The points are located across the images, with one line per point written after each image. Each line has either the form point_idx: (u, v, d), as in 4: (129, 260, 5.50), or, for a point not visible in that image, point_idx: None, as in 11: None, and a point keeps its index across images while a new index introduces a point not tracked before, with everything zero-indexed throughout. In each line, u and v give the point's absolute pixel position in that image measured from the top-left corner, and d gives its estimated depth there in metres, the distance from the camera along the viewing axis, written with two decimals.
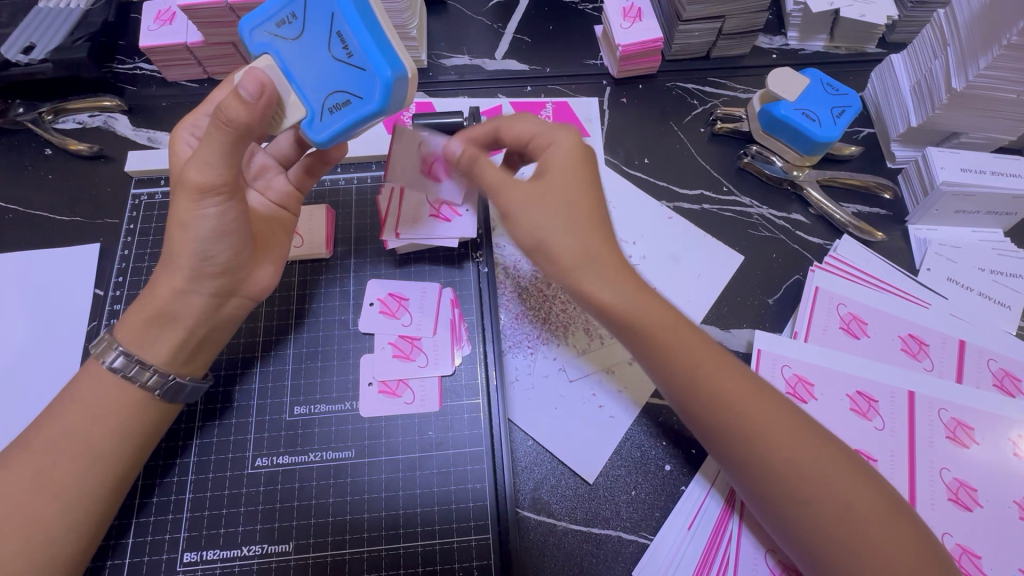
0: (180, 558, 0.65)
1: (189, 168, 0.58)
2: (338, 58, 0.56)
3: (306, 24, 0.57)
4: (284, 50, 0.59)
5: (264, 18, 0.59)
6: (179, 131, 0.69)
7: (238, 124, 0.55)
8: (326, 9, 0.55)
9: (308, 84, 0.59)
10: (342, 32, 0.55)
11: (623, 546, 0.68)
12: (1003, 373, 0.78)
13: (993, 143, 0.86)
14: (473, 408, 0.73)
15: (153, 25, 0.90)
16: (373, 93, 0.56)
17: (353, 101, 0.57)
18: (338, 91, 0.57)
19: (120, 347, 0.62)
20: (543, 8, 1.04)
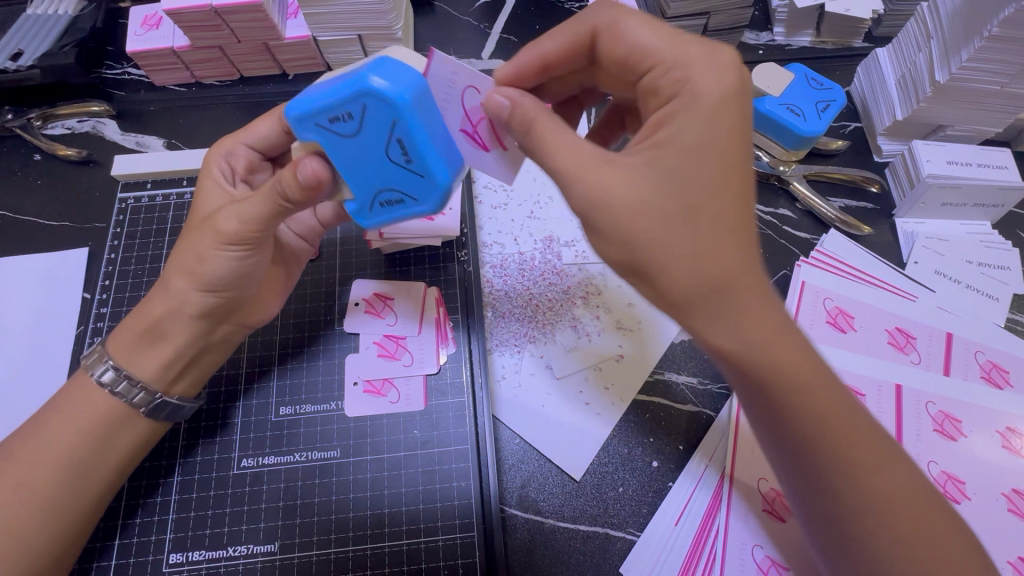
0: (166, 559, 0.65)
1: (227, 218, 0.58)
2: (396, 162, 0.54)
3: (363, 127, 0.52)
4: (334, 145, 0.54)
5: (309, 109, 0.51)
6: (212, 156, 0.68)
7: (294, 201, 0.55)
8: (386, 117, 0.50)
9: (361, 181, 0.57)
10: (403, 139, 0.52)
11: (610, 542, 0.68)
12: (991, 365, 0.78)
13: (979, 135, 0.86)
14: (458, 406, 0.73)
15: (140, 29, 0.90)
16: (428, 197, 0.57)
17: (407, 201, 0.58)
18: (391, 190, 0.57)
19: (110, 360, 0.63)
20: (530, 8, 1.04)
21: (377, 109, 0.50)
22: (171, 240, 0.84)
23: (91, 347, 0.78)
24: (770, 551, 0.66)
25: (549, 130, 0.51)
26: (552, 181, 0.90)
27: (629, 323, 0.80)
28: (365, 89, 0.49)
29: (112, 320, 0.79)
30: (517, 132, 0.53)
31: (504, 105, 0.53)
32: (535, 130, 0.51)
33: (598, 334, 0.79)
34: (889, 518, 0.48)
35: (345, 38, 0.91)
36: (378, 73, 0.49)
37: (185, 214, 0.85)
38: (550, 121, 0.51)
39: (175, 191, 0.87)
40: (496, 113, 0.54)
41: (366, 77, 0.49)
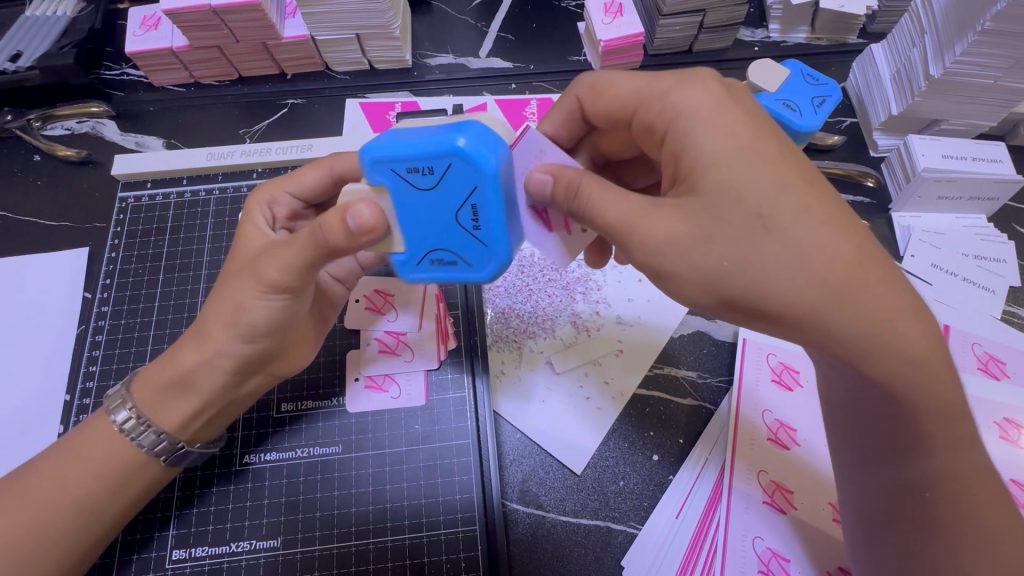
0: (170, 555, 0.66)
1: (267, 266, 0.55)
2: (463, 225, 0.51)
3: (440, 184, 0.49)
4: (404, 195, 0.50)
5: (393, 157, 0.48)
6: (254, 201, 0.65)
7: (336, 246, 0.50)
8: (468, 177, 0.47)
9: (421, 234, 0.52)
10: (477, 205, 0.49)
11: (612, 536, 0.68)
12: (987, 356, 0.78)
13: (973, 129, 0.87)
14: (459, 401, 0.74)
15: (139, 30, 0.91)
16: (485, 267, 0.52)
17: (460, 265, 0.53)
18: (449, 250, 0.52)
19: (131, 406, 0.62)
20: (526, 6, 1.05)
21: (462, 170, 0.47)
22: (172, 239, 0.84)
23: (92, 347, 0.78)
24: (771, 543, 0.67)
25: (597, 187, 0.50)
26: None
27: (627, 318, 0.80)
28: (454, 150, 0.46)
29: (113, 319, 0.80)
30: (563, 203, 0.51)
31: (545, 181, 0.52)
32: (584, 192, 0.50)
33: (598, 328, 0.79)
34: (966, 500, 0.50)
35: (343, 37, 0.91)
36: (473, 137, 0.47)
37: (186, 213, 0.86)
38: (597, 182, 0.50)
39: (175, 190, 0.87)
40: (542, 192, 0.52)
41: (456, 138, 0.46)
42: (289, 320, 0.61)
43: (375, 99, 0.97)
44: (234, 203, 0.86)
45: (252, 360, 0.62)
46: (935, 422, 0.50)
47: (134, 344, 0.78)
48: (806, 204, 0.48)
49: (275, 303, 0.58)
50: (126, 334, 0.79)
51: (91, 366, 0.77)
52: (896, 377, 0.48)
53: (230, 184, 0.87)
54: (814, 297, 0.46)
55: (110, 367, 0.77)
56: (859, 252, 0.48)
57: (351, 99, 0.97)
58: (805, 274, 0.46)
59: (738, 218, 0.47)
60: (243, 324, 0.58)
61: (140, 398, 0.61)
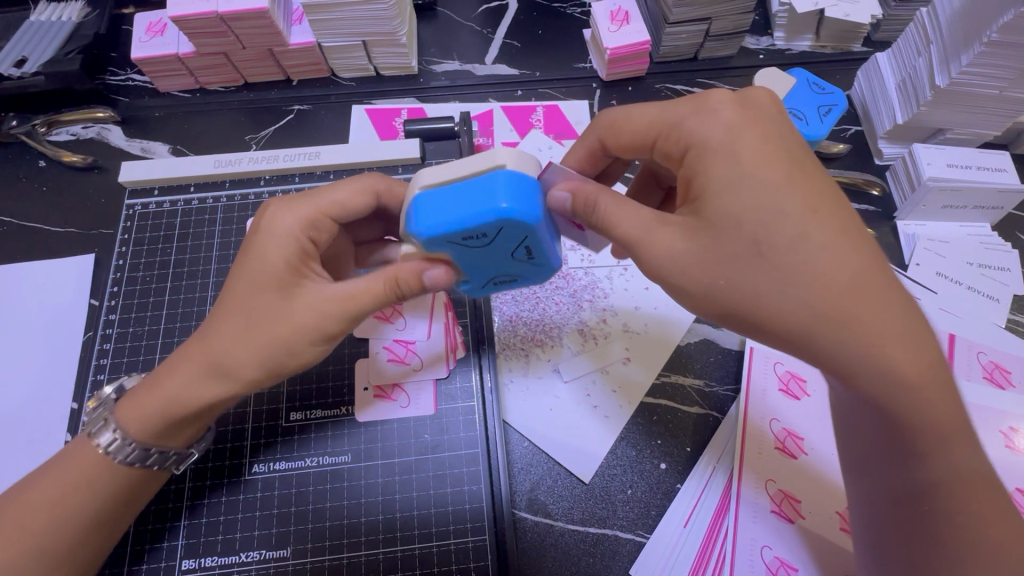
0: (179, 565, 0.66)
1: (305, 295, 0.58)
2: (517, 259, 0.56)
3: (494, 240, 0.52)
4: (459, 252, 0.54)
5: (448, 230, 0.50)
6: (281, 223, 0.60)
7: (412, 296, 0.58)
8: (519, 233, 0.51)
9: (477, 269, 0.58)
10: (530, 246, 0.54)
11: (620, 544, 0.68)
12: (993, 365, 0.79)
13: (977, 138, 0.87)
14: (468, 410, 0.74)
15: (144, 36, 0.91)
16: (538, 277, 0.61)
17: (516, 279, 0.61)
18: (505, 273, 0.59)
19: (116, 427, 0.61)
20: (531, 13, 1.05)
21: (513, 230, 0.51)
22: (179, 247, 0.84)
23: (99, 355, 0.78)
24: (779, 552, 0.67)
25: (613, 203, 0.52)
26: None
27: (635, 325, 0.80)
28: (507, 219, 0.49)
29: (121, 327, 0.79)
30: (584, 217, 0.53)
31: (564, 199, 0.53)
32: (601, 206, 0.52)
33: (606, 336, 0.79)
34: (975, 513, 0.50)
35: (349, 44, 0.91)
36: (519, 202, 0.49)
37: (193, 220, 0.85)
38: (611, 197, 0.52)
39: (182, 197, 0.87)
40: (561, 209, 0.54)
41: (503, 205, 0.48)
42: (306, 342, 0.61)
43: (381, 105, 0.97)
44: (241, 210, 0.86)
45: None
46: (942, 436, 0.50)
47: (142, 352, 0.78)
48: (801, 220, 0.48)
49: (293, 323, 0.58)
50: (134, 342, 0.78)
51: (98, 375, 0.76)
52: (908, 391, 0.48)
53: (237, 191, 0.87)
54: (817, 315, 0.47)
55: (118, 375, 0.76)
56: (871, 264, 0.48)
57: (357, 105, 0.97)
58: (794, 292, 0.47)
59: (741, 244, 0.48)
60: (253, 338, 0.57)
61: (124, 411, 0.60)
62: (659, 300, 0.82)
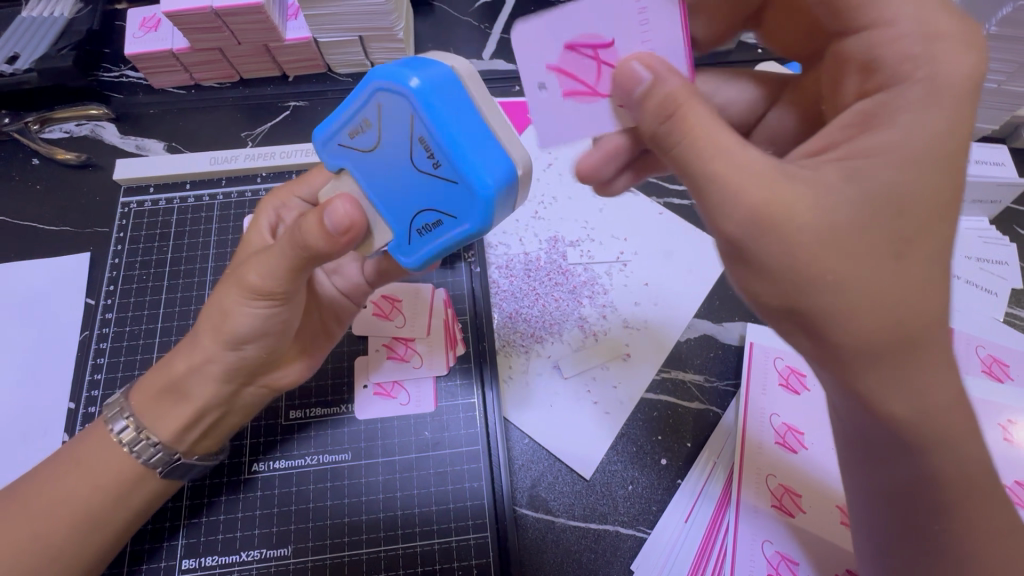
0: (179, 565, 0.65)
1: (252, 268, 0.57)
2: (426, 169, 0.49)
3: (389, 138, 0.50)
4: (366, 168, 0.53)
5: (342, 130, 0.53)
6: (264, 208, 0.68)
7: (315, 248, 0.52)
8: (405, 115, 0.48)
9: (399, 202, 0.52)
10: (427, 139, 0.47)
11: (621, 540, 0.68)
12: (991, 359, 0.79)
13: (975, 133, 0.87)
14: (468, 407, 0.74)
15: (138, 32, 0.90)
16: (469, 209, 0.47)
17: (448, 221, 0.50)
18: (430, 209, 0.50)
19: (130, 415, 0.62)
20: (529, 7, 1.04)
21: (396, 107, 0.48)
22: (176, 244, 0.83)
23: (96, 354, 0.77)
24: (780, 546, 0.67)
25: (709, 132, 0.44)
26: (558, 180, 0.90)
27: (634, 322, 0.80)
28: (381, 90, 0.48)
29: (117, 326, 0.79)
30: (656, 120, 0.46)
31: (642, 76, 0.46)
32: (685, 120, 0.44)
33: (605, 331, 0.79)
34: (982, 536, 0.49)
35: (346, 40, 0.90)
36: (398, 68, 0.47)
37: (189, 218, 0.85)
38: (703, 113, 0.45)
39: (178, 194, 0.86)
40: (630, 80, 0.46)
41: (376, 77, 0.48)
42: (276, 329, 0.61)
43: None
44: (237, 207, 0.85)
45: (245, 367, 0.62)
46: None
47: (139, 351, 0.77)
48: None
49: (260, 312, 0.59)
50: (130, 342, 0.78)
51: (95, 374, 0.76)
52: None
53: (233, 188, 0.87)
54: None
55: (115, 375, 0.76)
56: None
57: None
58: None
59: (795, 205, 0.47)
60: (226, 331, 0.59)
61: (137, 402, 0.62)
62: (661, 298, 0.82)
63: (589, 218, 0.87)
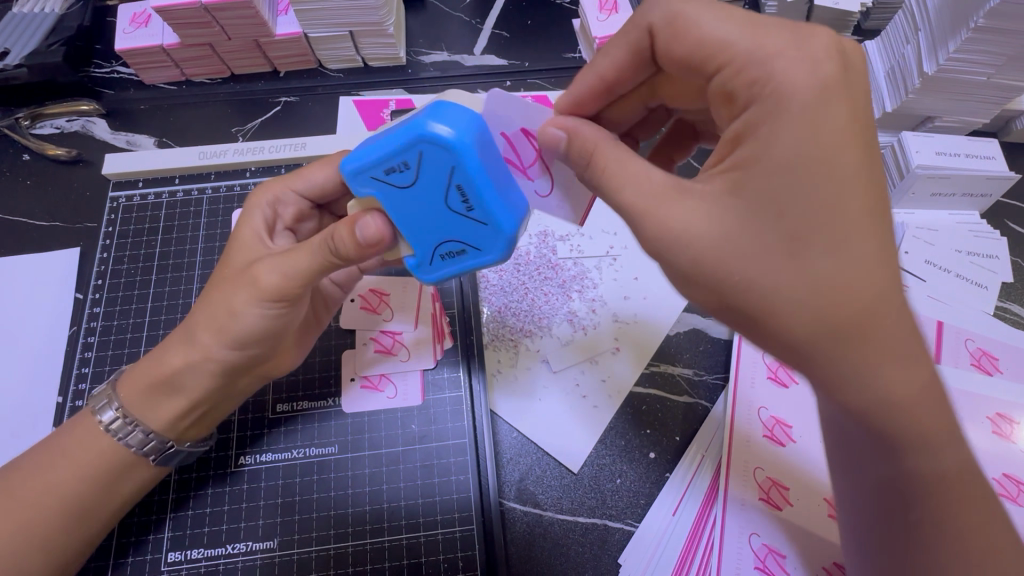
0: (165, 558, 0.65)
1: (266, 268, 0.57)
2: (455, 210, 0.50)
3: (420, 176, 0.49)
4: (392, 199, 0.51)
5: (368, 163, 0.49)
6: (257, 201, 0.66)
7: (347, 256, 0.53)
8: (442, 163, 0.47)
9: (418, 233, 0.53)
10: (462, 184, 0.48)
11: (609, 533, 0.68)
12: (980, 352, 0.79)
13: (965, 127, 0.87)
14: (456, 401, 0.74)
15: (129, 27, 0.90)
16: (493, 247, 0.52)
17: (471, 252, 0.53)
18: (453, 241, 0.52)
19: (119, 406, 0.62)
20: (520, 3, 1.04)
21: (433, 156, 0.47)
22: (165, 239, 0.84)
23: (84, 348, 0.77)
24: (767, 539, 0.67)
25: (612, 160, 0.48)
26: None
27: (624, 315, 0.80)
28: (421, 137, 0.46)
29: (105, 320, 0.79)
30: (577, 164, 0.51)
31: (559, 136, 0.51)
32: (597, 158, 0.49)
33: (595, 327, 0.79)
34: (957, 513, 0.48)
35: (336, 35, 0.90)
36: (435, 121, 0.46)
37: (178, 213, 0.85)
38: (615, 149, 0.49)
39: (167, 189, 0.86)
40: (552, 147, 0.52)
41: (421, 125, 0.46)
42: (280, 327, 0.61)
43: (369, 96, 0.96)
44: (226, 202, 0.85)
45: (239, 367, 0.62)
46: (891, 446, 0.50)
47: (127, 345, 0.77)
48: None
49: (269, 313, 0.58)
50: (119, 336, 0.78)
51: (82, 368, 0.76)
52: None
53: (223, 183, 0.87)
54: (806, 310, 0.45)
55: (103, 369, 0.76)
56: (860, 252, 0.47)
57: (345, 97, 0.96)
58: None
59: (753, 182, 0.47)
60: (230, 331, 0.58)
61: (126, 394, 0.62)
62: (651, 292, 0.82)
63: (579, 212, 0.86)
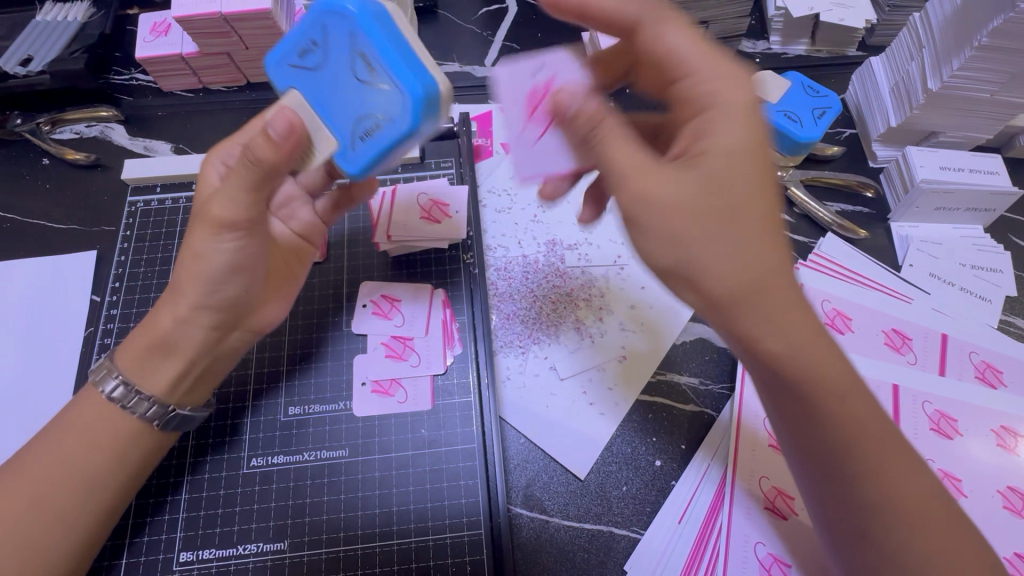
0: (177, 557, 0.66)
1: (214, 202, 0.58)
2: (361, 80, 0.52)
3: (327, 52, 0.54)
4: (312, 83, 0.56)
5: (290, 52, 0.56)
6: (210, 160, 0.68)
7: (268, 164, 0.54)
8: (345, 31, 0.51)
9: (340, 115, 0.55)
10: (363, 51, 0.51)
11: (615, 540, 0.69)
12: (985, 365, 0.80)
13: (969, 142, 0.88)
14: (465, 406, 0.75)
15: (149, 35, 0.92)
16: (401, 114, 0.51)
17: (383, 125, 0.53)
18: (367, 115, 0.53)
19: (120, 375, 0.61)
20: (530, 16, 1.06)
21: (334, 26, 0.52)
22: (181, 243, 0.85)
23: (100, 349, 0.79)
24: (772, 548, 0.67)
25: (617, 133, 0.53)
26: None
27: (630, 325, 0.81)
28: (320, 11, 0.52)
29: (121, 322, 0.80)
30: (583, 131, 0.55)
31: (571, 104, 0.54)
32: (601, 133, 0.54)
33: (601, 335, 0.80)
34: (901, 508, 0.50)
35: None
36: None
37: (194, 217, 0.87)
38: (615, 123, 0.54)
39: (184, 195, 0.88)
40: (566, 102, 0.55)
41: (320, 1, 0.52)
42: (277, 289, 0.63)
43: None
44: None
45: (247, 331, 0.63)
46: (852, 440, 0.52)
47: None
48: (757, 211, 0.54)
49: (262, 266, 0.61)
50: None
51: None
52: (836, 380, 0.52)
53: None
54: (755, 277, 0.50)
55: None
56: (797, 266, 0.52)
57: None
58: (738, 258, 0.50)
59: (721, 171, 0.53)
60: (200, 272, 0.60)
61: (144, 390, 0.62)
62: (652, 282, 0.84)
63: None
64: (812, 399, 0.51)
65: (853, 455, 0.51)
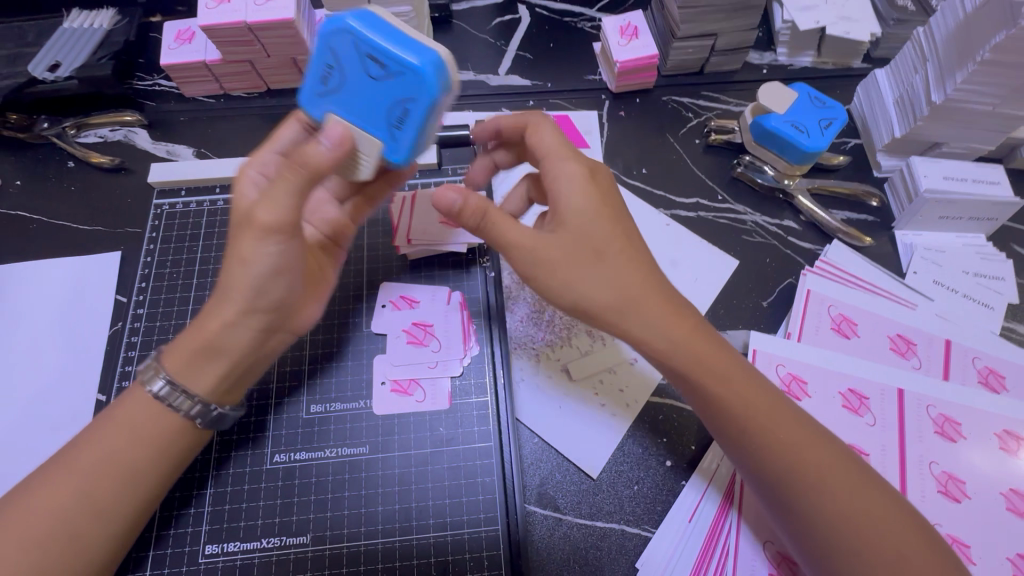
0: (202, 550, 0.68)
1: (259, 207, 0.57)
2: (378, 77, 0.55)
3: (340, 66, 0.56)
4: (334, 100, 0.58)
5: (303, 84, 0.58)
6: (246, 170, 0.66)
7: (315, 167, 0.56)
8: (349, 42, 0.55)
9: (368, 118, 0.57)
10: (372, 54, 0.55)
11: (626, 539, 0.71)
12: (988, 370, 0.82)
13: (972, 152, 0.90)
14: (482, 405, 0.76)
15: (174, 43, 0.95)
16: (424, 87, 0.54)
17: (412, 105, 0.55)
18: (395, 105, 0.56)
19: (167, 376, 0.61)
20: (543, 26, 1.09)
21: (339, 43, 0.55)
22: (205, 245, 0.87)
23: (126, 348, 0.81)
24: (780, 546, 0.69)
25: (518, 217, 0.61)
26: None
27: None
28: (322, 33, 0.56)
29: (147, 322, 0.82)
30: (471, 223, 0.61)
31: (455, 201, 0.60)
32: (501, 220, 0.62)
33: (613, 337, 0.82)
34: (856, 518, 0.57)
35: None
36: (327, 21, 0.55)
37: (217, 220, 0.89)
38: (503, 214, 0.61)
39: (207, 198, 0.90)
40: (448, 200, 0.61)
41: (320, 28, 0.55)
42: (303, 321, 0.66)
43: None
44: None
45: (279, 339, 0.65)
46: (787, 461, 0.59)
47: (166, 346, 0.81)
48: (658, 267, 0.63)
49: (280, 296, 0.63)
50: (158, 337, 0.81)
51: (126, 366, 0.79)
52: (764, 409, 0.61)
53: None
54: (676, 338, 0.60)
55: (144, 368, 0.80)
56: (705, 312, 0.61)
57: None
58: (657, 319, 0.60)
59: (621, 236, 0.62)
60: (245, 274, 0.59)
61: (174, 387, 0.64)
62: None
63: None
64: (745, 431, 0.61)
65: (767, 439, 0.60)
